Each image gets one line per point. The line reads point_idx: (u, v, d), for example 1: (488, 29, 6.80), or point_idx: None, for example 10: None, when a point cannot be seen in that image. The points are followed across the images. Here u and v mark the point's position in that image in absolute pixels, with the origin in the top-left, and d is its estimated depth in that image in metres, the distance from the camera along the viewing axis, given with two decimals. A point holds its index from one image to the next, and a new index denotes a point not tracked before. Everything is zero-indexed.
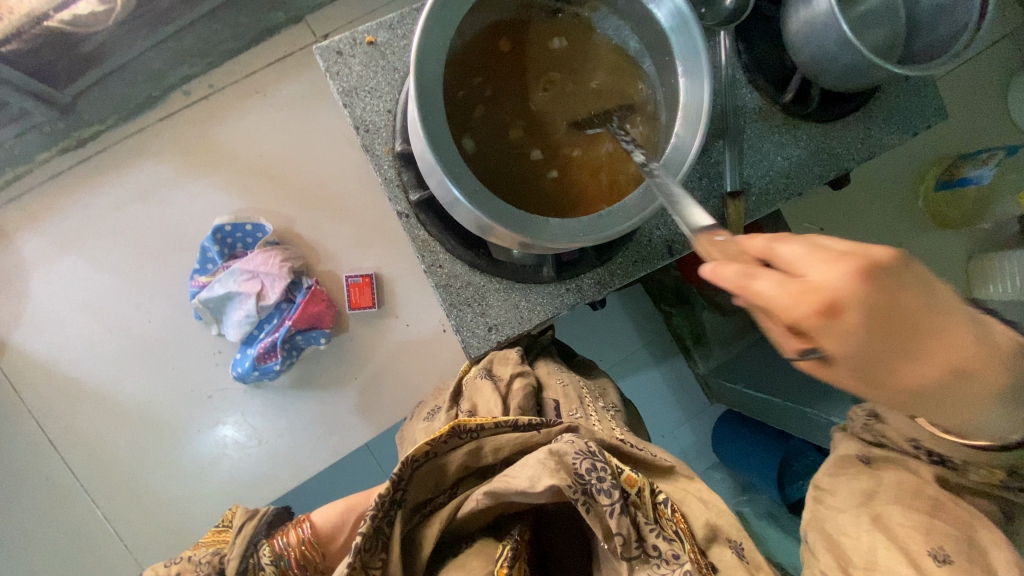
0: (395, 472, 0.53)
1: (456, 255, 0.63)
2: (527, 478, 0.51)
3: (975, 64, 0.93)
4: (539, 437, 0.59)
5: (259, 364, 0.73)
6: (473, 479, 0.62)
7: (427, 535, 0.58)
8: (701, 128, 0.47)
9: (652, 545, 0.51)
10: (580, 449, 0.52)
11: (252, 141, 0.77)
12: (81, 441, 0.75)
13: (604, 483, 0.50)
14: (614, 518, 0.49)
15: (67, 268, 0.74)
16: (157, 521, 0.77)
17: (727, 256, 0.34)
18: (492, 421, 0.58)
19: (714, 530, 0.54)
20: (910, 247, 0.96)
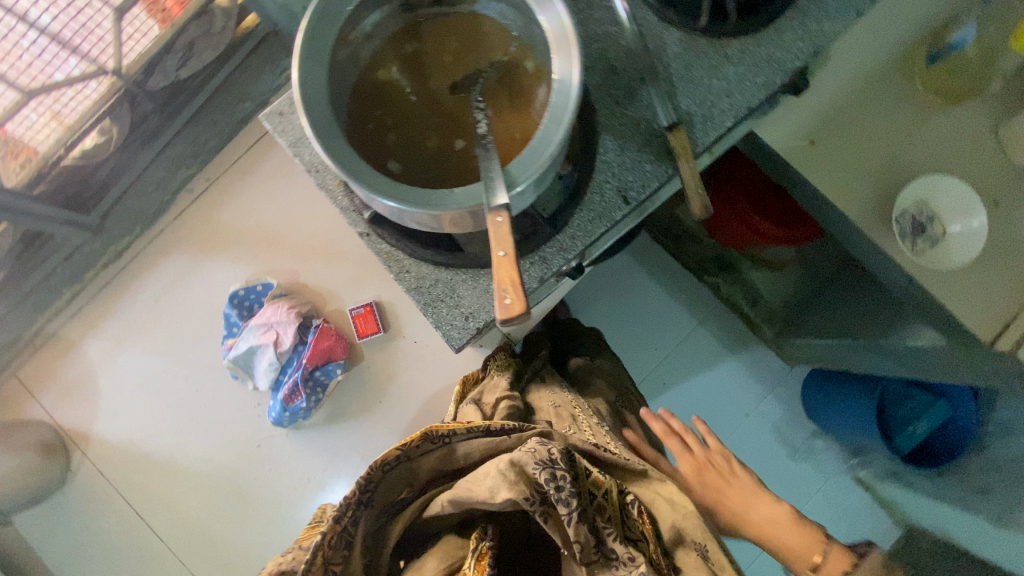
0: (364, 476, 0.65)
1: (419, 258, 0.67)
2: (488, 489, 0.63)
3: None
4: (508, 442, 0.71)
5: (288, 405, 0.81)
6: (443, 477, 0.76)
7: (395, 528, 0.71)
8: (575, 60, 0.50)
9: (611, 548, 0.67)
10: (540, 461, 0.64)
11: (248, 217, 0.89)
12: (163, 506, 0.86)
13: (564, 493, 0.62)
14: (572, 527, 0.63)
15: (127, 360, 0.87)
16: (234, 568, 0.85)
17: (501, 236, 0.48)
18: (463, 429, 0.71)
19: (679, 532, 0.70)
20: (926, 134, 0.88)
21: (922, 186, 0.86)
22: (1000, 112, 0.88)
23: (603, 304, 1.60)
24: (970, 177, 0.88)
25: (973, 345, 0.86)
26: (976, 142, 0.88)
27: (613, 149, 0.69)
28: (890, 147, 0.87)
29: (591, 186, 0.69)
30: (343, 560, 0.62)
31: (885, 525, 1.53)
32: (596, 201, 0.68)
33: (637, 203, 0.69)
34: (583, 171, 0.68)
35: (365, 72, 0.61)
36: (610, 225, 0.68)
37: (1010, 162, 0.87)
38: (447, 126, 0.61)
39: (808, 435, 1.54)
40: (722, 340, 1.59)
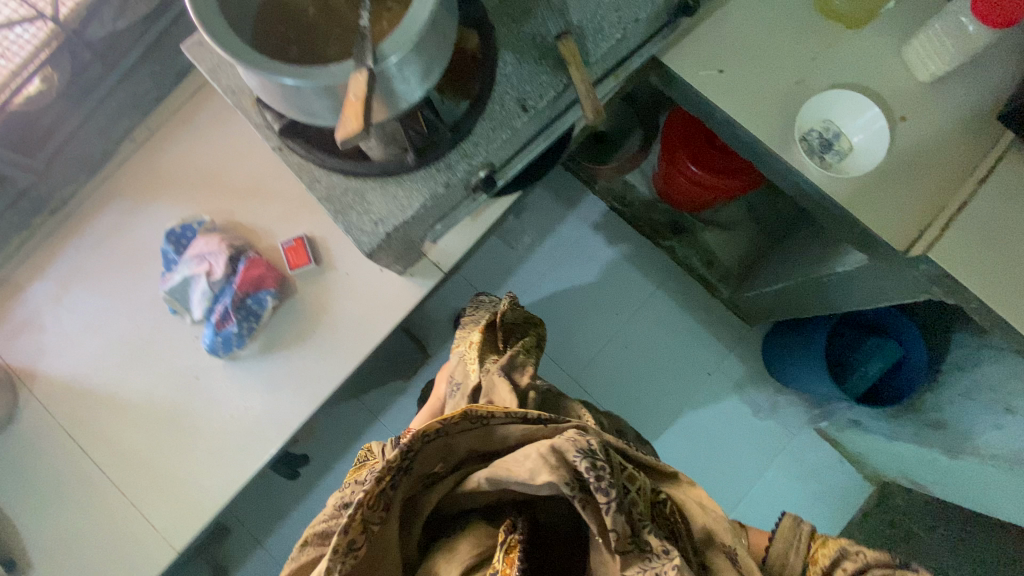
0: (404, 443, 0.60)
1: (328, 168, 0.70)
2: (528, 471, 0.57)
3: None
4: (544, 430, 0.66)
5: (220, 331, 0.84)
6: (476, 461, 0.68)
7: (427, 500, 0.65)
8: None
9: (644, 539, 0.57)
10: (580, 450, 0.57)
11: (187, 161, 0.92)
12: (104, 441, 0.88)
13: (603, 482, 0.55)
14: (609, 515, 0.55)
15: (71, 301, 0.90)
16: (174, 500, 0.86)
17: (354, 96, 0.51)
18: (504, 413, 0.65)
19: (710, 534, 0.63)
20: (834, 56, 0.91)
21: (827, 101, 0.90)
22: (903, 31, 0.91)
23: (563, 273, 1.64)
24: (879, 94, 0.90)
25: (891, 255, 0.88)
26: (881, 60, 0.91)
27: (511, 64, 0.73)
28: (796, 72, 0.91)
29: (492, 97, 0.72)
30: (377, 522, 0.58)
31: (855, 483, 1.52)
32: (497, 111, 0.72)
33: (536, 112, 0.73)
34: (483, 80, 0.72)
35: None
36: (510, 132, 0.72)
37: (915, 78, 0.90)
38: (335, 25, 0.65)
39: (770, 392, 1.55)
40: (682, 304, 1.61)
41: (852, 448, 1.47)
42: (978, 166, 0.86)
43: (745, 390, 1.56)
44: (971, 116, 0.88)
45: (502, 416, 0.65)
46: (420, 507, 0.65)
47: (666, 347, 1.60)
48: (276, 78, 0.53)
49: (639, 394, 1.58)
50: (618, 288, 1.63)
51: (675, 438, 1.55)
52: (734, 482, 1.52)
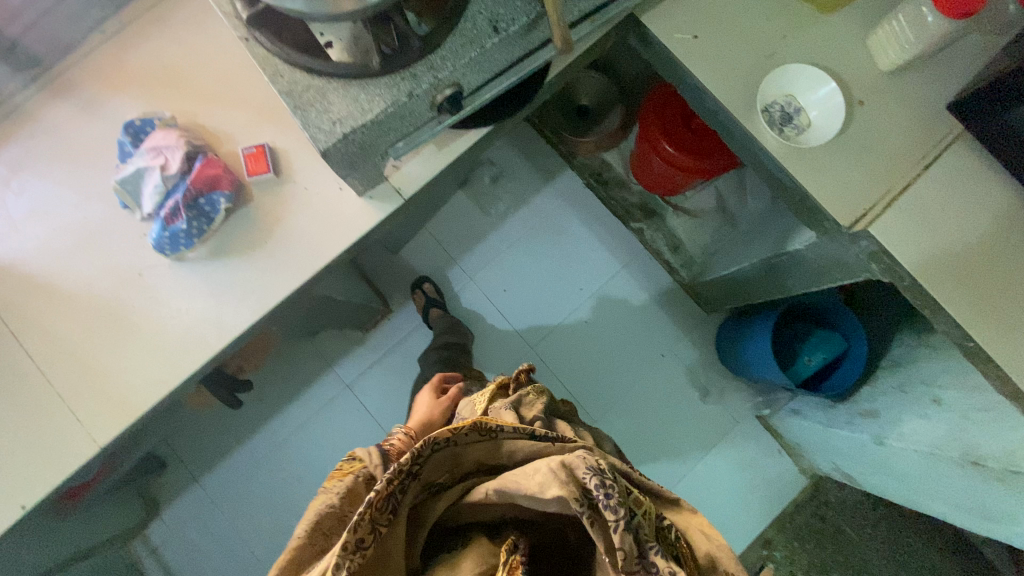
0: (416, 447, 0.64)
1: (294, 63, 0.71)
2: (538, 485, 0.61)
3: None
4: (551, 449, 0.72)
5: (168, 226, 0.83)
6: (481, 473, 0.74)
7: (433, 508, 0.71)
8: None
9: (650, 561, 0.57)
10: (589, 467, 0.61)
11: (156, 58, 0.91)
12: (38, 328, 0.85)
13: (611, 500, 0.58)
14: (617, 532, 0.57)
15: (20, 184, 0.88)
16: (104, 394, 0.84)
17: None
18: (513, 428, 0.71)
19: (713, 560, 0.62)
20: (803, 37, 0.95)
21: (790, 77, 0.94)
22: (871, 20, 0.95)
23: (534, 244, 1.66)
24: (843, 78, 0.94)
25: (836, 231, 0.92)
26: (848, 46, 0.94)
27: None
28: (766, 47, 0.95)
29: (465, 16, 0.74)
30: (388, 522, 0.63)
31: (791, 476, 1.55)
32: (468, 29, 0.73)
33: (506, 34, 0.73)
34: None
35: None
36: (478, 49, 0.72)
37: (877, 66, 0.94)
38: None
39: (719, 379, 1.60)
40: (645, 287, 1.64)
41: (791, 438, 1.53)
42: (927, 155, 0.90)
43: (695, 374, 1.60)
44: (926, 107, 0.92)
45: (511, 431, 0.71)
46: (425, 513, 0.71)
47: (625, 326, 1.62)
48: None
49: (594, 369, 1.60)
50: (584, 265, 1.65)
51: (623, 415, 1.58)
52: (676, 465, 1.55)
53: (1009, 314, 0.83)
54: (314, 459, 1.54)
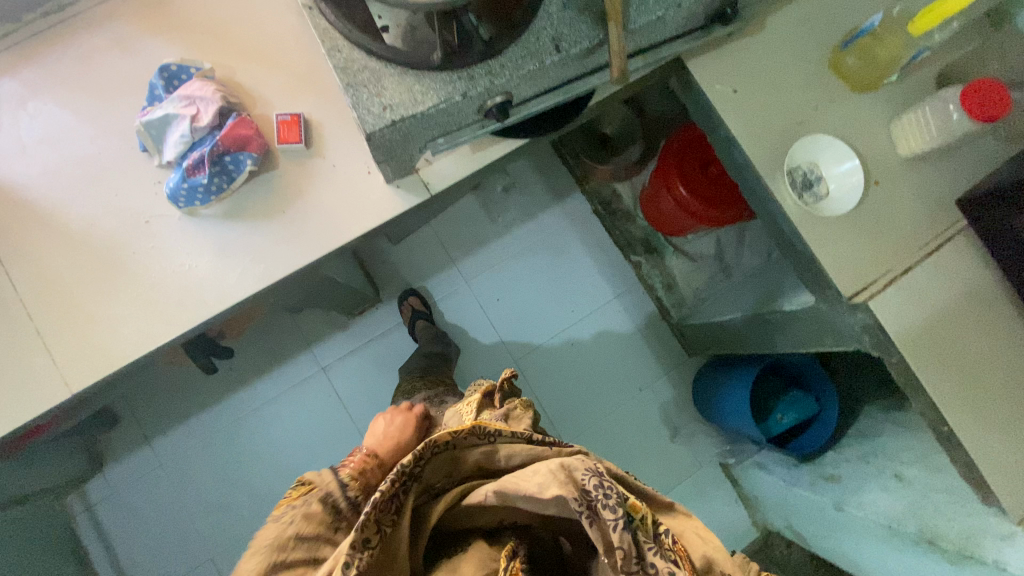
0: (417, 449, 0.67)
1: (354, 41, 0.70)
2: (538, 485, 0.63)
3: None
4: (544, 452, 0.73)
5: (188, 178, 0.80)
6: (478, 478, 0.75)
7: (432, 512, 0.70)
8: None
9: (650, 563, 0.58)
10: (588, 469, 0.63)
11: (202, 6, 0.88)
12: (27, 259, 0.82)
13: (610, 500, 0.59)
14: (616, 532, 0.58)
15: (37, 108, 0.85)
16: (86, 339, 0.81)
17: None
18: (509, 432, 0.74)
19: (710, 562, 0.61)
20: (833, 111, 0.99)
21: (815, 147, 0.98)
22: (899, 107, 0.99)
23: (533, 259, 1.67)
24: (864, 157, 0.98)
25: (836, 299, 0.96)
26: (874, 127, 0.99)
27: (556, 4, 0.75)
28: (798, 114, 0.99)
29: (530, 28, 0.74)
30: (392, 524, 0.64)
31: (743, 527, 1.58)
32: (532, 42, 0.74)
33: (568, 54, 0.75)
34: (526, 12, 0.74)
35: None
36: (539, 63, 0.74)
37: (896, 149, 0.99)
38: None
39: (690, 421, 1.63)
40: (634, 320, 1.67)
41: (749, 490, 1.56)
42: (928, 244, 0.95)
43: (668, 413, 1.62)
44: (935, 198, 0.97)
45: (508, 435, 0.73)
46: (423, 519, 0.71)
47: (609, 354, 1.64)
48: None
49: (572, 392, 1.61)
50: (579, 288, 1.67)
51: (593, 442, 1.59)
52: None
53: (981, 404, 0.88)
54: (276, 438, 1.50)
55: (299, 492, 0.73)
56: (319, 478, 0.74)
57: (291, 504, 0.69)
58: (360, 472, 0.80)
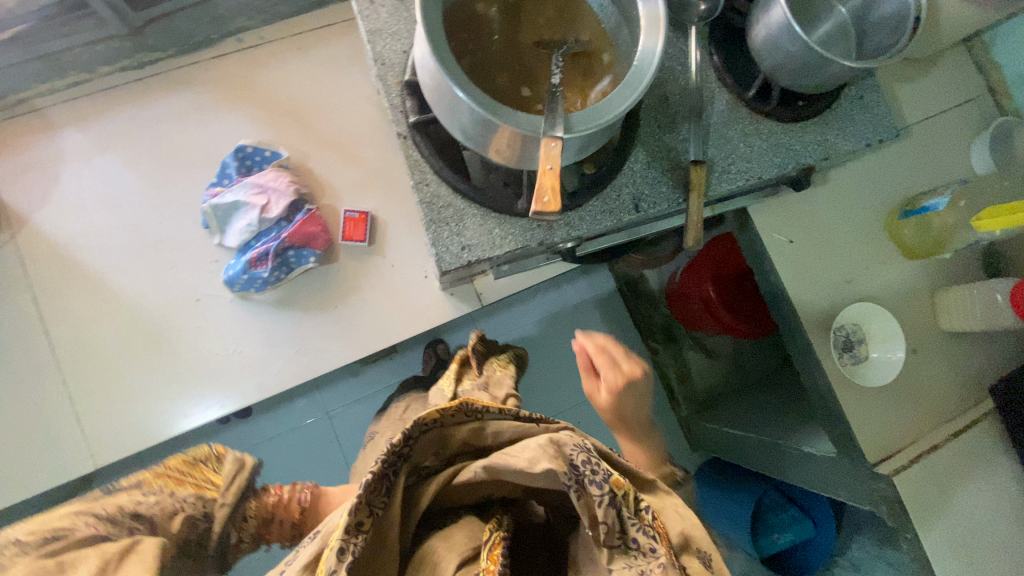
0: (407, 427, 0.57)
1: (442, 178, 0.70)
2: (526, 459, 0.55)
3: (947, 118, 1.03)
4: (536, 429, 0.62)
5: (249, 269, 0.79)
6: (470, 455, 0.65)
7: (425, 492, 0.62)
8: (660, 37, 0.57)
9: (631, 539, 0.52)
10: (578, 442, 0.55)
11: (286, 87, 0.88)
12: (68, 320, 0.80)
13: (597, 476, 0.52)
14: (601, 508, 0.51)
15: (98, 164, 0.82)
16: (118, 411, 0.79)
17: (547, 156, 0.53)
18: (497, 407, 0.63)
19: (687, 538, 0.54)
20: (884, 275, 1.00)
21: (866, 310, 0.97)
22: (944, 278, 1.00)
23: (552, 330, 1.66)
24: (903, 323, 0.99)
25: (860, 463, 0.96)
26: (919, 296, 1.00)
27: (641, 162, 0.76)
28: (848, 272, 0.99)
29: (613, 183, 0.75)
30: (383, 504, 0.54)
31: None
32: (612, 197, 0.75)
33: (645, 214, 0.76)
34: (613, 168, 0.75)
35: (463, 9, 0.65)
36: (616, 221, 0.74)
37: (937, 321, 0.99)
38: (519, 62, 0.66)
39: None
40: None
41: None
42: (953, 422, 0.97)
43: None
44: (963, 374, 0.99)
45: (496, 412, 0.62)
46: (417, 500, 0.62)
47: None
48: (452, 86, 0.53)
49: None
50: None
51: None
52: None
53: None
54: (271, 476, 1.48)
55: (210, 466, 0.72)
56: (230, 478, 0.72)
57: (183, 486, 0.68)
58: (273, 504, 0.75)
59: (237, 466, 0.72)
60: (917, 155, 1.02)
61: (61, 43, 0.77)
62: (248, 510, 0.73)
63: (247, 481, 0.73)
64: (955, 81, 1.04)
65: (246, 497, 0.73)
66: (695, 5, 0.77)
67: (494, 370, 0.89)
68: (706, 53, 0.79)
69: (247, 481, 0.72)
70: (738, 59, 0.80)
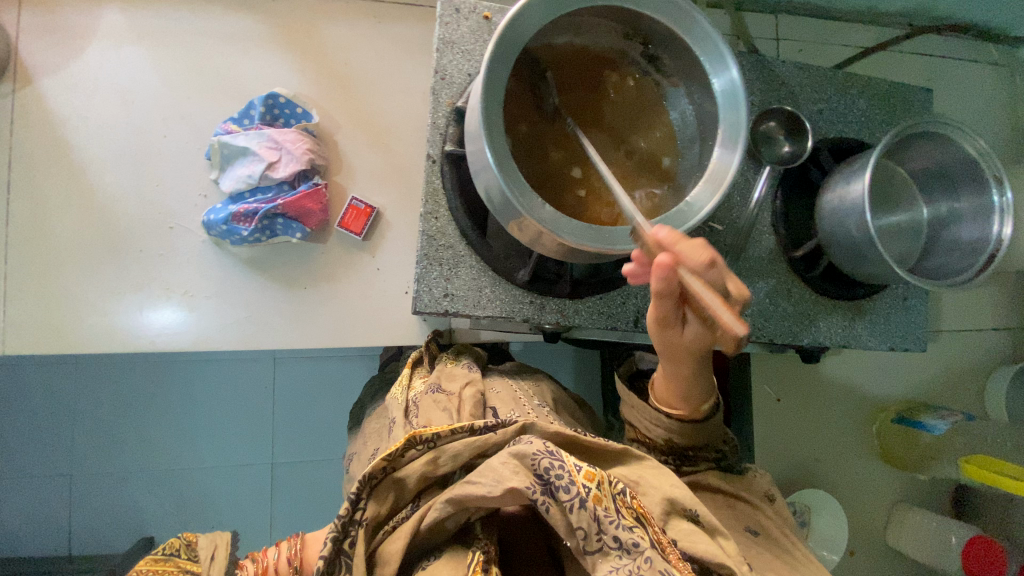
0: (352, 492, 0.51)
1: (454, 219, 0.66)
2: (490, 484, 0.50)
3: (981, 341, 0.97)
4: (494, 439, 0.55)
5: (230, 222, 0.75)
6: (435, 489, 0.58)
7: (390, 554, 0.52)
8: (719, 194, 0.52)
9: (612, 537, 0.47)
10: (538, 447, 0.50)
11: (345, 51, 0.82)
12: (36, 197, 0.75)
13: (563, 479, 0.48)
14: (574, 512, 0.47)
15: (127, 54, 0.77)
16: (48, 310, 0.74)
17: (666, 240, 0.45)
18: (448, 429, 0.55)
19: (671, 503, 0.52)
20: (854, 469, 0.95)
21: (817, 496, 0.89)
22: (910, 495, 0.96)
23: None
24: (852, 525, 0.94)
25: None
26: (879, 503, 0.95)
27: None
28: (820, 452, 0.94)
29: (622, 289, 0.70)
30: None
31: None
32: (615, 303, 0.70)
33: (642, 331, 0.71)
34: (629, 275, 0.70)
35: (542, 58, 0.57)
36: (609, 327, 0.70)
37: (884, 533, 0.95)
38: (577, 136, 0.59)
39: None
40: None
41: None
42: None
43: None
44: None
45: (447, 434, 0.55)
46: (383, 564, 0.52)
47: None
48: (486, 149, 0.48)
49: None
50: None
51: None
52: None
53: None
54: None
55: (180, 557, 0.48)
56: (206, 563, 0.49)
57: None
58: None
59: (212, 544, 0.50)
60: (936, 364, 0.96)
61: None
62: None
63: (231, 559, 0.50)
64: (1001, 303, 0.97)
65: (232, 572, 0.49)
66: (779, 147, 0.73)
67: (451, 361, 0.77)
68: (770, 193, 0.74)
69: (231, 559, 0.50)
70: (799, 210, 0.75)
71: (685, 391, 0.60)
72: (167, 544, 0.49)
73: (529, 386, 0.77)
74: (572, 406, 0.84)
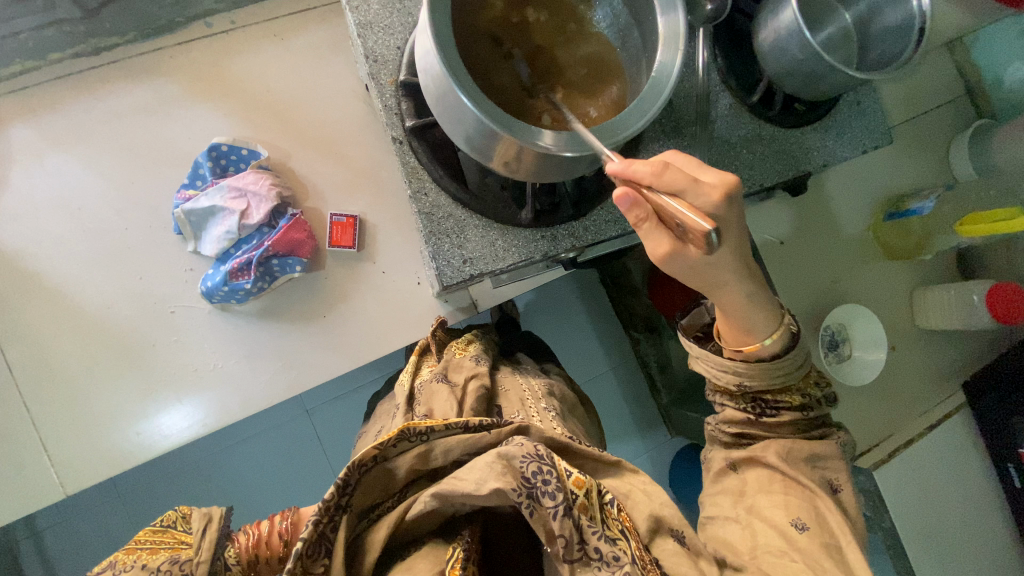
0: (341, 476, 0.49)
1: (442, 187, 0.66)
2: (474, 482, 0.49)
3: (938, 117, 1.03)
4: (487, 437, 0.55)
5: (229, 280, 0.74)
6: (424, 482, 0.56)
7: (371, 542, 0.52)
8: (680, 50, 0.53)
9: (593, 547, 0.48)
10: (529, 453, 0.49)
11: (262, 77, 0.80)
12: (30, 336, 0.73)
13: (549, 486, 0.48)
14: (556, 520, 0.47)
15: (56, 164, 0.74)
16: (91, 433, 0.73)
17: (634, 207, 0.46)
18: (443, 423, 0.54)
19: (657, 521, 0.53)
20: (870, 279, 1.01)
21: (850, 311, 0.95)
22: (923, 278, 1.03)
23: None
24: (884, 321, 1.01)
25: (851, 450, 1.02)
26: (898, 301, 1.02)
27: None
28: (836, 273, 0.99)
29: (616, 193, 0.72)
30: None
31: None
32: (616, 206, 0.72)
33: None
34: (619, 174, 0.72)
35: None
36: (621, 231, 0.72)
37: (915, 319, 1.02)
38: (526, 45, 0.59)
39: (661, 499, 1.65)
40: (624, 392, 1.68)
41: None
42: (928, 413, 1.03)
43: None
44: (937, 374, 1.04)
45: (442, 429, 0.54)
46: (364, 552, 0.52)
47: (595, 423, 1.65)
48: (458, 93, 0.49)
49: None
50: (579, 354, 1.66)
51: None
52: None
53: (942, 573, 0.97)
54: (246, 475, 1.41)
55: (177, 528, 0.52)
56: (200, 534, 0.51)
57: (155, 554, 0.48)
58: (254, 546, 0.54)
59: (207, 518, 0.53)
60: (906, 154, 1.02)
61: (4, 27, 0.69)
62: (230, 558, 0.52)
63: (222, 532, 0.53)
64: (945, 79, 1.03)
65: (222, 545, 0.52)
66: (703, 6, 0.74)
67: (460, 351, 0.77)
68: (710, 54, 0.77)
69: (222, 531, 0.53)
70: (739, 60, 0.78)
71: (745, 324, 0.57)
72: (166, 517, 0.53)
73: (540, 388, 0.76)
74: (576, 405, 0.83)
